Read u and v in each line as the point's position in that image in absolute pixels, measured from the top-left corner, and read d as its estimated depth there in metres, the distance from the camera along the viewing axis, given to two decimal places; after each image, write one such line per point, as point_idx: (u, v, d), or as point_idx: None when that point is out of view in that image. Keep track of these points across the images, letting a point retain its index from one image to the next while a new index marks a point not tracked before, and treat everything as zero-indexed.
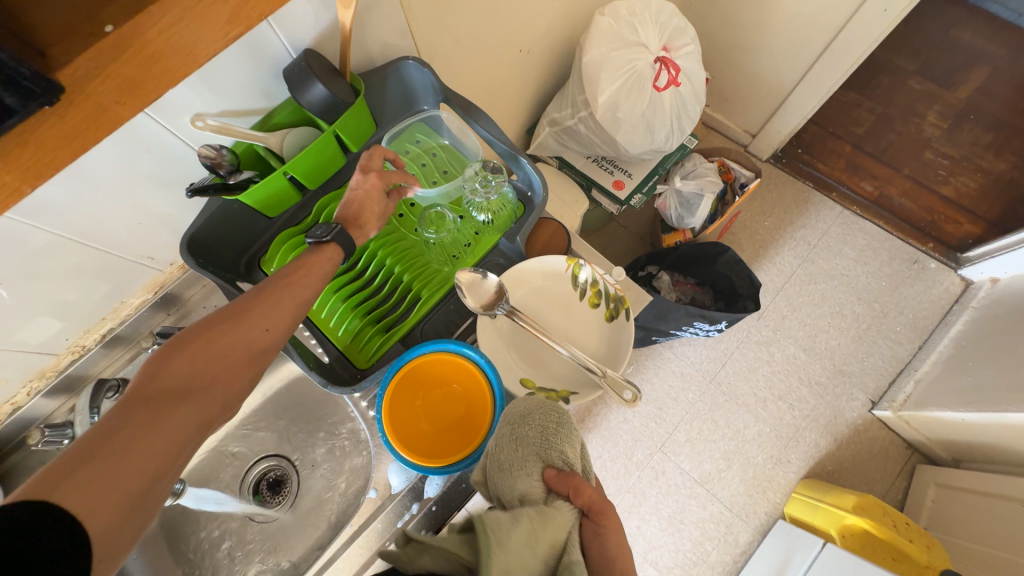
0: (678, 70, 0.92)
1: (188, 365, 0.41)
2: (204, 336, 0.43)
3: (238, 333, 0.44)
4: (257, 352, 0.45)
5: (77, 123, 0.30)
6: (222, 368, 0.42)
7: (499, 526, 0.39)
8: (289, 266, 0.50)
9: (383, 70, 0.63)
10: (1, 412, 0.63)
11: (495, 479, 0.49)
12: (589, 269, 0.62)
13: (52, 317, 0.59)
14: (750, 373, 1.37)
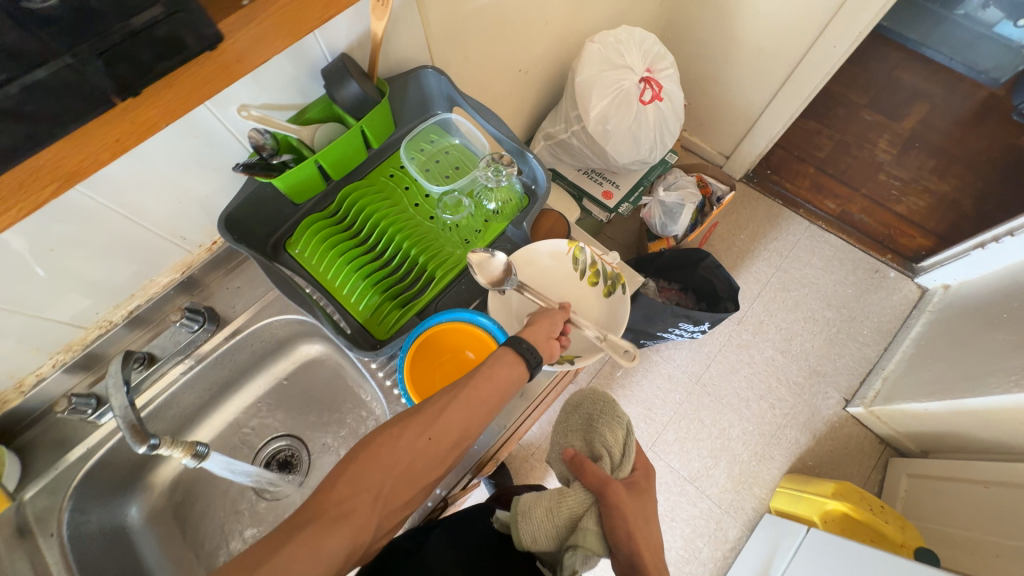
0: (660, 87, 1.04)
1: (358, 487, 0.41)
2: (386, 444, 0.43)
3: (417, 443, 0.43)
4: (426, 467, 0.43)
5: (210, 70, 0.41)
6: (393, 480, 0.42)
7: (527, 506, 0.56)
8: (473, 374, 0.47)
9: (404, 76, 0.71)
10: (24, 383, 0.64)
11: (557, 459, 0.67)
12: (588, 251, 0.71)
13: (89, 289, 0.62)
14: (733, 375, 1.44)
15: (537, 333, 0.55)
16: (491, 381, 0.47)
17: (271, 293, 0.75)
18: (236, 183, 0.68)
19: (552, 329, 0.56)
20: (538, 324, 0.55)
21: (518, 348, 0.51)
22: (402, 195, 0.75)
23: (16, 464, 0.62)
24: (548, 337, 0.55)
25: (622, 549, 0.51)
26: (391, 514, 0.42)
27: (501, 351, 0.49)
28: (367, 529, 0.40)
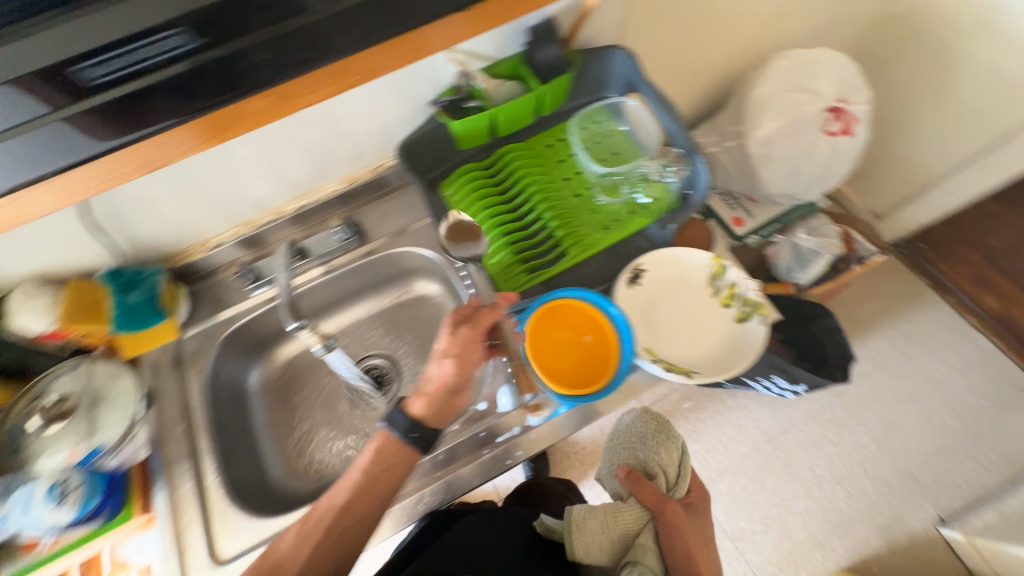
0: (854, 121, 0.95)
1: (347, 504, 0.56)
2: (360, 474, 0.57)
3: (386, 468, 0.57)
4: (380, 488, 0.57)
5: None
6: (377, 501, 0.57)
7: (580, 518, 0.60)
8: (430, 419, 0.58)
9: (593, 52, 0.72)
10: (208, 243, 0.76)
11: (607, 476, 0.73)
12: (731, 271, 0.65)
13: (277, 179, 0.71)
14: (812, 449, 1.31)
15: (467, 368, 0.59)
16: (381, 465, 0.57)
17: (411, 226, 0.80)
18: (417, 116, 0.72)
19: (467, 366, 0.60)
20: (458, 364, 0.59)
21: (405, 437, 0.57)
22: (556, 167, 0.76)
23: (187, 306, 0.73)
24: (466, 378, 0.60)
25: (677, 562, 0.59)
26: (364, 528, 0.56)
27: (387, 427, 0.57)
28: (364, 527, 0.56)
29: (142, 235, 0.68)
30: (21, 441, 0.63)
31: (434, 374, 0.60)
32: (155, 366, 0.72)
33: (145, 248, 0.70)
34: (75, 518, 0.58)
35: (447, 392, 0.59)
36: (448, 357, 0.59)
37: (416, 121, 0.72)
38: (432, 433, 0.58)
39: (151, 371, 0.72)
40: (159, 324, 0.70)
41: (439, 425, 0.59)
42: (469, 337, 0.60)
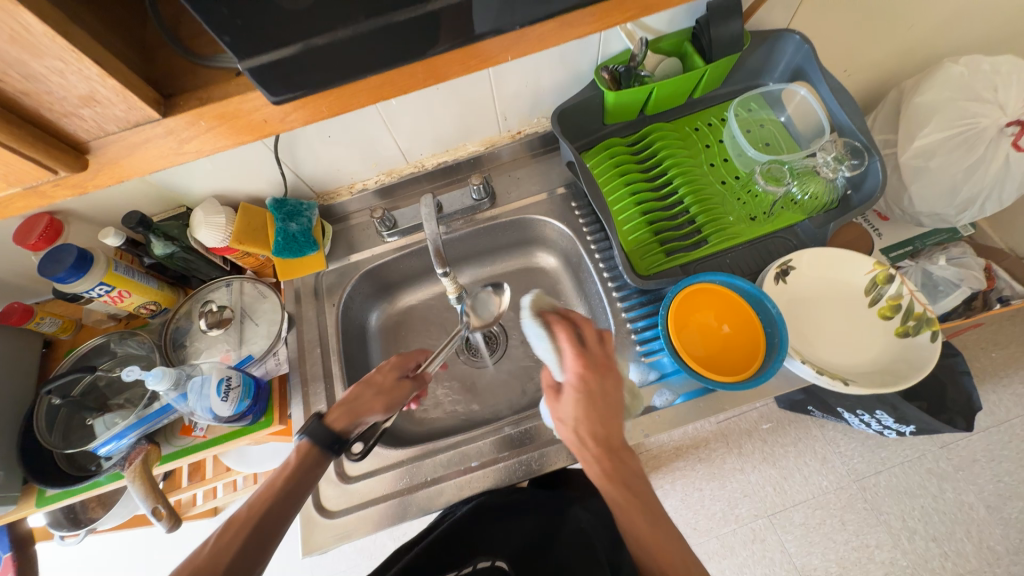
0: None
1: (233, 547, 0.43)
2: (259, 499, 0.47)
3: (285, 498, 0.48)
4: (268, 540, 0.45)
5: None
6: (261, 534, 0.45)
7: None
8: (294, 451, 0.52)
9: (767, 34, 0.68)
10: (353, 187, 0.80)
11: None
12: (898, 281, 0.60)
13: (427, 134, 0.73)
14: (906, 498, 1.19)
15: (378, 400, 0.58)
16: (300, 476, 0.50)
17: (543, 194, 0.80)
18: (569, 86, 0.72)
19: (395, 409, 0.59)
20: (388, 403, 0.58)
21: (324, 445, 0.53)
22: (701, 151, 0.74)
23: (328, 243, 0.79)
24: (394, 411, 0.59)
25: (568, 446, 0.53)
26: None
27: (308, 439, 0.53)
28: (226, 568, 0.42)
29: (306, 173, 0.73)
30: (184, 340, 0.71)
31: (366, 399, 0.57)
32: (297, 293, 0.78)
33: (302, 184, 0.75)
34: (233, 413, 0.62)
35: (355, 405, 0.56)
36: (382, 392, 0.59)
37: (569, 91, 0.73)
38: (340, 445, 0.54)
39: (294, 297, 0.78)
40: (311, 254, 0.76)
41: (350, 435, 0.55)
42: (400, 392, 0.60)
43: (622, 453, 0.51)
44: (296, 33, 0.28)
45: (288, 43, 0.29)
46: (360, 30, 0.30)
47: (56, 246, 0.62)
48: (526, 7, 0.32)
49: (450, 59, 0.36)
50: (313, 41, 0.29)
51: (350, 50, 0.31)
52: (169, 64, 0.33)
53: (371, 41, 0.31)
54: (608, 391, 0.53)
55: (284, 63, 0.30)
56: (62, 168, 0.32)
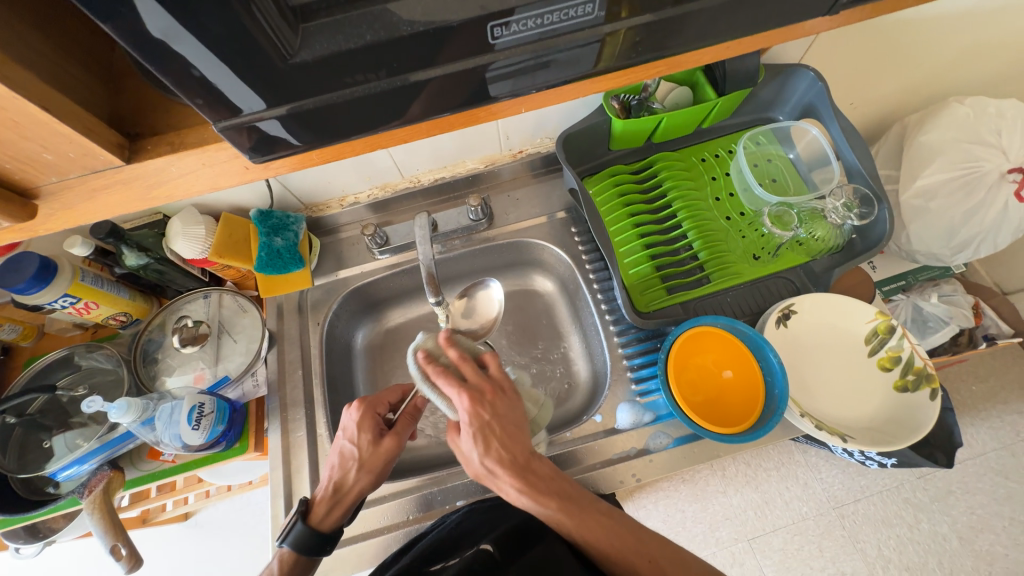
0: None
1: None
2: None
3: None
4: None
5: (731, 46, 0.34)
6: None
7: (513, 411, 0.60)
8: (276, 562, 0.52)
9: (781, 69, 0.66)
10: (345, 200, 0.77)
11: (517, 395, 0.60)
12: (899, 332, 0.59)
13: (424, 150, 0.70)
14: (883, 528, 1.01)
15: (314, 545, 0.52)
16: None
17: (543, 218, 0.78)
18: (577, 109, 0.69)
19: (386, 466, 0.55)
20: (373, 477, 0.54)
21: (312, 549, 0.52)
22: (707, 183, 0.72)
23: (315, 257, 0.75)
24: (381, 477, 0.56)
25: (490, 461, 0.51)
26: None
27: (293, 546, 0.52)
28: None
29: (294, 185, 0.69)
30: (156, 354, 0.66)
31: (346, 483, 0.54)
32: (279, 308, 0.74)
33: (290, 195, 0.71)
34: (204, 441, 0.59)
35: (341, 496, 0.54)
36: (364, 469, 0.54)
37: (575, 113, 0.70)
38: (332, 536, 0.54)
39: (276, 313, 0.74)
40: (296, 271, 0.72)
41: (337, 526, 0.54)
42: (391, 440, 0.55)
43: (536, 465, 0.47)
44: (303, 89, 0.26)
45: (290, 100, 0.26)
46: (363, 90, 0.27)
47: (15, 255, 0.57)
48: (551, 72, 0.30)
49: (456, 116, 0.33)
50: (322, 97, 0.27)
51: (355, 109, 0.28)
52: (146, 99, 0.30)
53: (377, 99, 0.28)
54: (501, 419, 0.46)
55: (278, 121, 0.27)
56: (6, 218, 0.27)
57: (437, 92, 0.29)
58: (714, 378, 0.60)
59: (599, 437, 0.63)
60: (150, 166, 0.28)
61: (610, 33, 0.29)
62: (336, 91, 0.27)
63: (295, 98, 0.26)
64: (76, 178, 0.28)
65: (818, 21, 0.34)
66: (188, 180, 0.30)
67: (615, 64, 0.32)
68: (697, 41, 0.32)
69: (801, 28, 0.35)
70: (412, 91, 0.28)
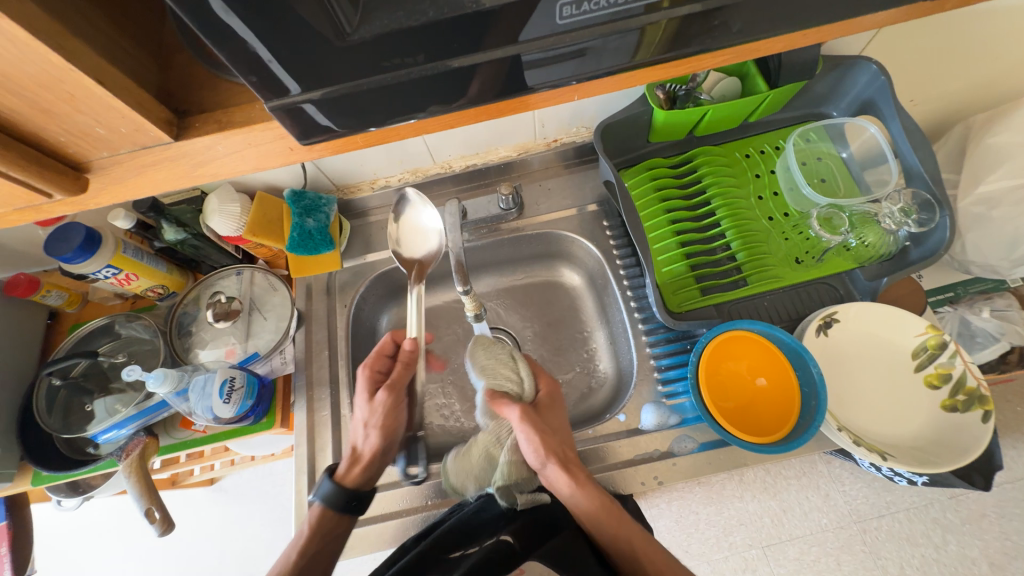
0: None
1: None
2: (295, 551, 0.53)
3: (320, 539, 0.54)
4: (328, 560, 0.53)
5: (799, 36, 0.32)
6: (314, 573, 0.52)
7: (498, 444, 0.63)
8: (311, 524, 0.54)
9: (842, 61, 0.62)
10: (376, 183, 0.77)
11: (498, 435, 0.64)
12: (951, 348, 0.56)
13: (458, 136, 0.69)
14: (908, 546, 0.97)
15: (339, 526, 0.55)
16: (322, 538, 0.54)
17: (574, 210, 0.76)
18: (617, 98, 0.67)
19: (396, 421, 0.60)
20: (385, 434, 0.59)
21: (340, 505, 0.54)
22: (750, 180, 0.68)
23: (345, 240, 0.76)
24: (394, 433, 0.60)
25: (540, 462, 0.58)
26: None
27: (324, 503, 0.55)
28: None
29: (327, 167, 0.69)
30: (190, 327, 0.68)
31: (361, 443, 0.58)
32: (309, 289, 0.75)
33: (323, 176, 0.72)
34: (234, 414, 0.61)
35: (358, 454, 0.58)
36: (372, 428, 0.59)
37: (616, 102, 0.67)
38: (365, 493, 0.56)
39: (305, 293, 0.75)
40: (326, 253, 0.72)
41: (370, 485, 0.57)
42: (387, 394, 0.60)
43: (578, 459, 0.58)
44: (350, 71, 0.25)
45: (334, 83, 0.26)
46: (414, 73, 0.26)
47: (63, 224, 0.59)
48: (609, 58, 0.29)
49: (502, 103, 0.32)
50: (367, 80, 0.26)
51: (403, 92, 0.27)
52: (194, 75, 0.29)
53: (423, 84, 0.27)
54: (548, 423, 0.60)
55: (324, 102, 0.26)
56: (58, 192, 0.28)
57: (486, 78, 0.28)
58: (747, 385, 0.58)
59: (623, 437, 0.62)
60: (197, 143, 0.28)
61: (677, 17, 0.27)
62: (378, 75, 0.26)
63: (347, 78, 0.25)
64: (125, 154, 0.28)
65: (904, 11, 0.32)
66: (233, 158, 0.29)
67: (676, 52, 0.29)
68: (766, 28, 0.29)
69: (878, 17, 0.32)
70: (457, 77, 0.27)
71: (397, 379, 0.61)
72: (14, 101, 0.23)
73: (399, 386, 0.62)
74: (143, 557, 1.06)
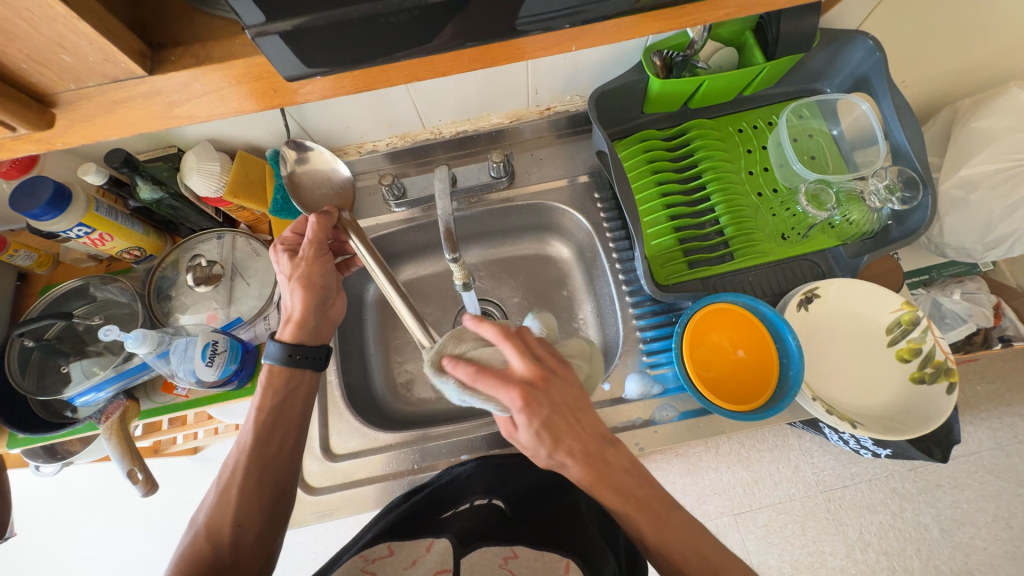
0: None
1: (270, 451, 0.52)
2: (257, 418, 0.52)
3: (276, 398, 0.53)
4: (295, 424, 0.55)
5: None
6: (282, 435, 0.53)
7: None
8: (268, 387, 0.54)
9: (839, 33, 0.61)
10: (363, 147, 0.74)
11: None
12: (924, 324, 0.57)
13: (449, 99, 0.67)
14: (867, 513, 1.03)
15: (299, 390, 0.56)
16: (280, 401, 0.54)
17: (565, 180, 0.75)
18: (612, 65, 0.65)
19: (322, 278, 0.57)
20: (310, 286, 0.56)
21: (286, 360, 0.54)
22: (741, 156, 0.68)
23: None
24: (323, 286, 0.57)
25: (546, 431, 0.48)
26: (287, 453, 0.53)
27: (268, 362, 0.54)
28: (273, 462, 0.52)
29: (311, 126, 0.67)
30: (169, 290, 0.66)
31: (289, 303, 0.56)
32: None
33: (307, 137, 0.69)
34: (217, 378, 0.60)
35: (288, 311, 0.56)
36: (295, 282, 0.55)
37: (611, 70, 0.66)
38: (316, 350, 0.56)
39: None
40: None
41: (320, 341, 0.58)
42: (310, 251, 0.56)
43: (612, 453, 0.44)
44: (328, 3, 0.24)
45: (319, 10, 0.24)
46: (402, 5, 0.25)
47: (28, 178, 0.56)
48: (600, 5, 0.28)
49: (494, 51, 0.30)
50: (345, 15, 0.25)
51: (390, 29, 0.26)
52: (168, 8, 0.28)
53: (408, 22, 0.26)
54: (562, 405, 0.41)
55: (309, 35, 0.25)
56: (24, 126, 0.26)
57: (477, 16, 0.27)
58: (732, 360, 0.59)
59: (606, 405, 0.63)
60: (174, 80, 0.27)
61: None
62: (360, 3, 0.24)
63: (334, 8, 0.24)
64: (94, 88, 0.26)
65: None
66: (214, 99, 0.28)
67: (669, 2, 0.29)
68: None
69: None
70: (438, 17, 0.26)
71: (317, 235, 0.57)
72: None
73: (321, 243, 0.58)
74: (127, 524, 1.06)
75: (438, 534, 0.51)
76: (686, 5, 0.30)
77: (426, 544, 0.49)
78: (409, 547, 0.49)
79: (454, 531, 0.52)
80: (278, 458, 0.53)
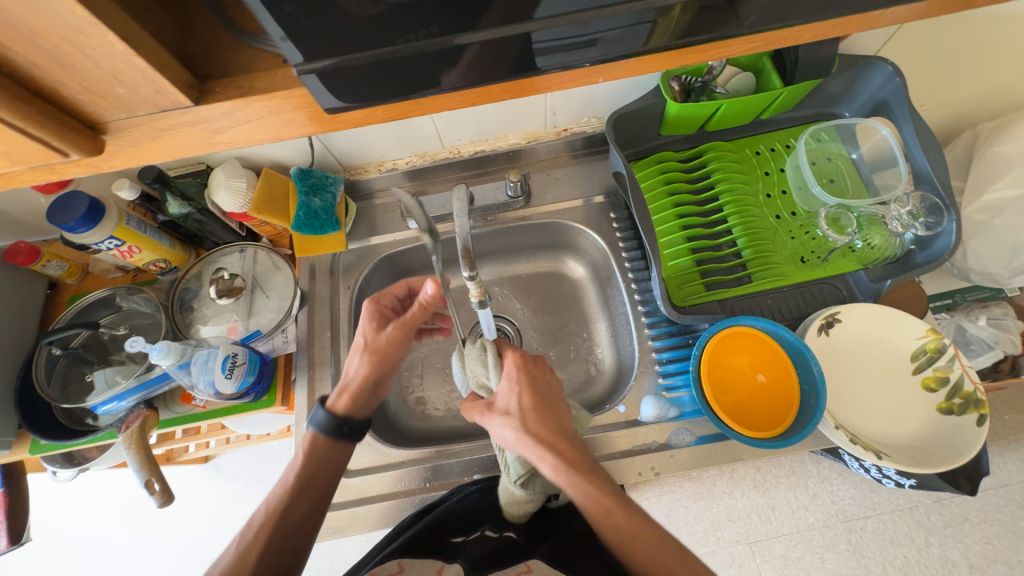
0: None
1: (297, 512, 0.51)
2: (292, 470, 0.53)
3: (314, 456, 0.54)
4: (328, 485, 0.54)
5: (801, 32, 0.32)
6: (313, 496, 0.52)
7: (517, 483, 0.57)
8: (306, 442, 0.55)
9: (857, 59, 0.61)
10: (383, 165, 0.76)
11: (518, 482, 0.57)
12: (951, 351, 0.56)
13: (467, 121, 0.68)
14: (890, 547, 0.99)
15: (336, 456, 0.55)
16: (316, 459, 0.54)
17: (580, 201, 0.75)
18: (629, 89, 0.66)
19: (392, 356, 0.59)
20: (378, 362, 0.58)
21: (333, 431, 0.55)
22: (759, 178, 0.68)
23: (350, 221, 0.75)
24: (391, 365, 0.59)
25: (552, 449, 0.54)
26: (311, 519, 0.51)
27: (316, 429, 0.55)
28: (299, 525, 0.50)
29: (335, 145, 0.69)
30: (191, 302, 0.68)
31: (353, 372, 0.57)
32: (312, 269, 0.75)
33: (330, 156, 0.71)
34: (235, 390, 0.60)
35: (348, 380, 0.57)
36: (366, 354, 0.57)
37: (628, 93, 0.66)
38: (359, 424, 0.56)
39: (308, 273, 0.75)
40: (332, 233, 0.72)
41: (364, 415, 0.57)
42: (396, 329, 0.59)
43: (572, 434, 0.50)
44: (363, 41, 0.25)
45: (353, 48, 0.26)
46: (431, 43, 0.26)
47: (65, 193, 0.59)
48: (626, 42, 0.29)
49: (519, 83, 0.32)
50: (377, 52, 0.26)
51: (418, 64, 0.27)
52: (215, 40, 0.30)
53: (436, 57, 0.27)
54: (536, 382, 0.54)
55: (343, 72, 0.27)
56: (76, 151, 0.27)
57: (503, 53, 0.28)
58: (750, 385, 0.58)
59: (622, 427, 0.63)
60: (218, 109, 0.28)
61: (677, 8, 0.27)
62: (393, 41, 0.26)
63: (368, 46, 0.26)
64: (145, 116, 0.28)
65: (908, 11, 0.32)
66: (253, 126, 0.29)
67: (689, 40, 0.30)
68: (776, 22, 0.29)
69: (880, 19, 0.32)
70: (466, 54, 0.27)
71: (412, 317, 0.59)
72: (36, 59, 0.23)
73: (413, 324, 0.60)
74: (137, 532, 1.07)
75: (450, 559, 0.50)
76: (705, 43, 0.31)
77: (438, 568, 0.49)
78: (420, 566, 0.49)
79: (466, 556, 0.51)
80: (302, 525, 0.51)
